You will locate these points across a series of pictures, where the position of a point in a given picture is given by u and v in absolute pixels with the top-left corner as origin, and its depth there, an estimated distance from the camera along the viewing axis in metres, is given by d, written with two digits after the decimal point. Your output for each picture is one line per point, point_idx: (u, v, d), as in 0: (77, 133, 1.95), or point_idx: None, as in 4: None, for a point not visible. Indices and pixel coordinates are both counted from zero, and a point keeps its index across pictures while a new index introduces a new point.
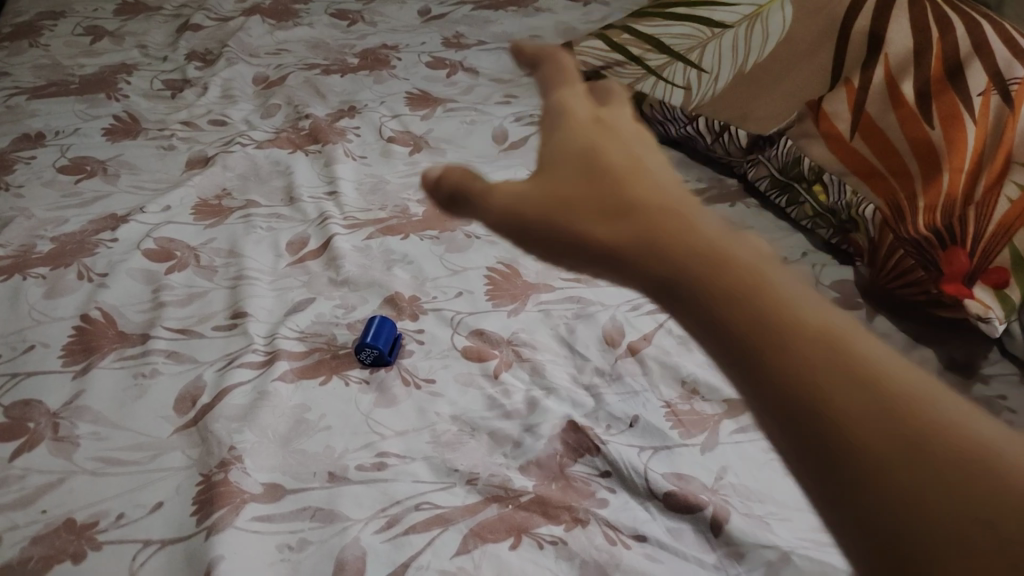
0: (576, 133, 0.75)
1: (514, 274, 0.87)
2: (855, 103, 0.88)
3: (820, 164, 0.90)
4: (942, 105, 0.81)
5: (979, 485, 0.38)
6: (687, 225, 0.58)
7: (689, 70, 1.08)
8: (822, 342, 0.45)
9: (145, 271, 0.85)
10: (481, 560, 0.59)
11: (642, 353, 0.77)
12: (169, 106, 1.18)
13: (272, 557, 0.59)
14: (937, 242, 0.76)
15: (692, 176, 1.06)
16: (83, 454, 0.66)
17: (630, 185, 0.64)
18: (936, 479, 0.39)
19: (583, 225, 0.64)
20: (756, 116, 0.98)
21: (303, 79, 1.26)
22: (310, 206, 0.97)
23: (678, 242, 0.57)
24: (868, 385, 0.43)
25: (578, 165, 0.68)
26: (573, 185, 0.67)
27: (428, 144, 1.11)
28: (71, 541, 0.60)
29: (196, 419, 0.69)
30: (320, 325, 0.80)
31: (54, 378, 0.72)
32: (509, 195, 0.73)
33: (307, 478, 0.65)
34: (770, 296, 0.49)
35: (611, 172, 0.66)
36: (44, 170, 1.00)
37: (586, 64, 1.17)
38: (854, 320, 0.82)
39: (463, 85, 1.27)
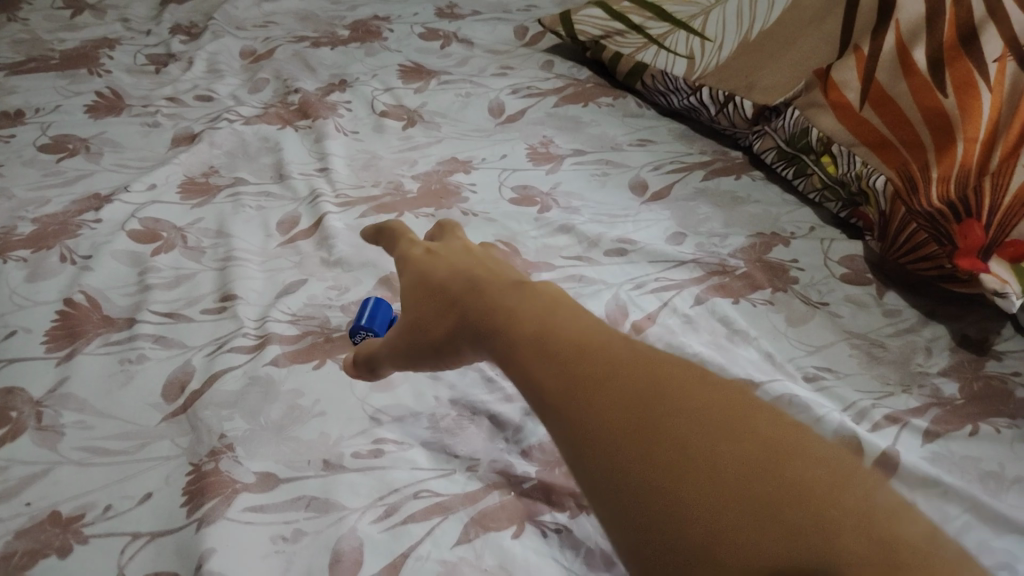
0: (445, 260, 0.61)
1: (513, 253, 0.84)
2: (865, 73, 0.84)
3: (828, 135, 0.87)
4: (957, 72, 0.76)
5: (840, 500, 0.32)
6: (538, 305, 0.49)
7: (692, 39, 1.07)
8: (646, 395, 0.40)
9: (131, 253, 0.82)
10: (483, 550, 0.57)
11: (647, 333, 0.75)
12: (154, 81, 1.14)
13: (265, 549, 0.56)
14: (951, 216, 0.72)
15: (696, 149, 1.03)
16: (68, 444, 0.63)
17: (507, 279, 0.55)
18: (785, 488, 0.33)
19: (433, 335, 0.56)
20: (760, 86, 0.96)
21: (292, 52, 1.22)
22: (301, 184, 0.93)
23: (504, 314, 0.50)
24: (649, 390, 0.40)
25: (438, 295, 0.57)
26: (464, 324, 0.53)
27: (422, 118, 1.08)
28: (56, 535, 0.57)
29: (185, 406, 0.67)
30: (313, 308, 0.77)
31: (37, 365, 0.69)
32: (371, 351, 0.64)
33: (302, 466, 0.62)
34: (610, 356, 0.43)
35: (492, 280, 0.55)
36: (24, 148, 0.96)
37: (586, 34, 1.17)
38: (864, 297, 0.80)
39: (457, 57, 1.23)
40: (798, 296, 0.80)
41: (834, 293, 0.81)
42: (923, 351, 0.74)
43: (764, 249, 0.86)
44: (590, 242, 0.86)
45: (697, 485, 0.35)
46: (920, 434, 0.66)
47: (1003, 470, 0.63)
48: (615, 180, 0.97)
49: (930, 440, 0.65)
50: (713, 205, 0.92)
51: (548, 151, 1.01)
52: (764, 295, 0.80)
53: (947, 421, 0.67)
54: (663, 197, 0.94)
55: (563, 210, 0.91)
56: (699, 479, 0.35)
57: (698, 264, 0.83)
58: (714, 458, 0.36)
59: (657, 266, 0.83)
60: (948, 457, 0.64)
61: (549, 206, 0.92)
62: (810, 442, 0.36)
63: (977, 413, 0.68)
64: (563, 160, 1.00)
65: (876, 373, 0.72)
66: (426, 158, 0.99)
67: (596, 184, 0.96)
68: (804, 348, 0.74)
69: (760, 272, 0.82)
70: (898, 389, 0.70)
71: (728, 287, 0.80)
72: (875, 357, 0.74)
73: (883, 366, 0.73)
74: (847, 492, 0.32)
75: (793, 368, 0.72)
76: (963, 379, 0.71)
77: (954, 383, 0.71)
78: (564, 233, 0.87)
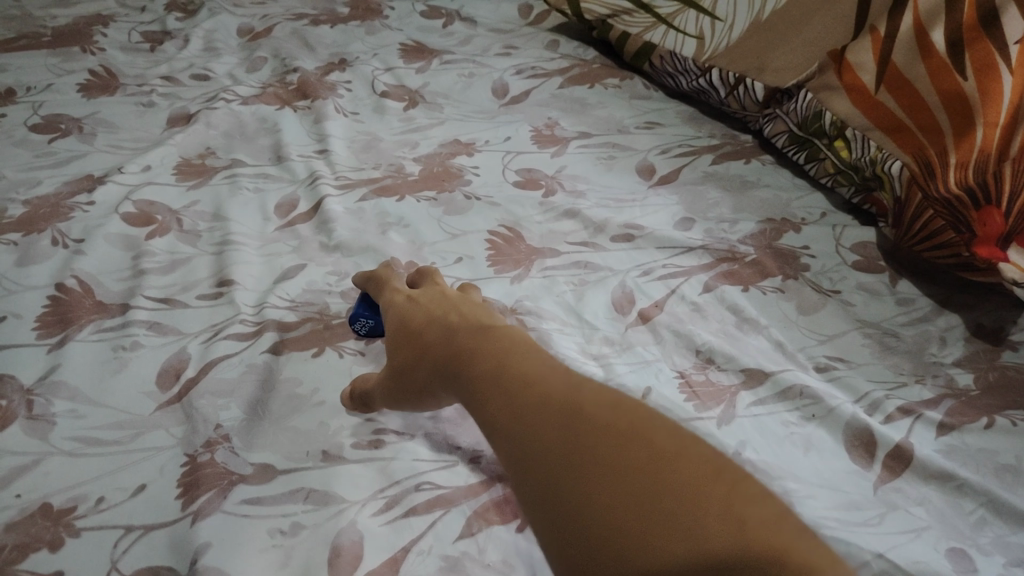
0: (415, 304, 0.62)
1: (517, 239, 0.82)
2: (881, 54, 0.82)
3: (842, 119, 0.85)
4: (977, 53, 0.73)
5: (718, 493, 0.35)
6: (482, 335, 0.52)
7: (702, 18, 1.04)
8: (556, 412, 0.43)
9: (125, 237, 0.80)
10: (486, 545, 0.56)
11: (654, 322, 0.73)
12: (149, 59, 1.11)
13: (263, 543, 0.55)
14: (970, 203, 0.70)
15: (705, 132, 1.01)
16: (60, 434, 0.62)
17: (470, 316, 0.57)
18: (666, 486, 0.36)
19: (403, 371, 0.58)
20: (772, 67, 0.93)
21: (291, 30, 1.19)
22: (300, 165, 0.91)
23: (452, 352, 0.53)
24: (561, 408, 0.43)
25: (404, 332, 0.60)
26: (431, 368, 0.54)
27: (424, 98, 1.05)
28: (47, 528, 0.55)
29: (180, 395, 0.65)
30: (312, 294, 0.75)
31: (28, 351, 0.68)
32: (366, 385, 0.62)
33: (300, 458, 0.61)
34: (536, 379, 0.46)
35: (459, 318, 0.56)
36: (15, 128, 0.94)
37: (593, 13, 1.14)
38: (876, 285, 0.78)
39: (459, 36, 1.20)
40: (809, 284, 0.78)
41: (846, 281, 0.79)
42: (937, 341, 0.72)
43: (774, 235, 0.83)
44: (597, 227, 0.84)
45: (594, 490, 0.38)
46: (934, 427, 0.64)
47: (1019, 463, 0.61)
48: (621, 164, 0.94)
49: (944, 433, 0.64)
50: (721, 190, 0.90)
51: (553, 134, 0.99)
52: (775, 283, 0.78)
53: (961, 413, 0.65)
54: (671, 181, 0.92)
55: (568, 194, 0.89)
56: (596, 483, 0.38)
57: (707, 250, 0.81)
58: (608, 461, 0.38)
59: (664, 252, 0.81)
60: (963, 450, 0.62)
61: (554, 190, 0.89)
62: (696, 443, 0.38)
63: (994, 405, 0.65)
64: (569, 143, 0.97)
65: (889, 363, 0.70)
66: (428, 140, 0.97)
67: (603, 167, 0.94)
68: (815, 337, 0.73)
69: (770, 259, 0.80)
70: (912, 380, 0.69)
71: (737, 274, 0.78)
72: (889, 347, 0.72)
73: (896, 356, 0.71)
74: (715, 488, 0.35)
75: (805, 358, 0.71)
76: (978, 370, 0.69)
77: (970, 374, 0.69)
78: (570, 218, 0.85)
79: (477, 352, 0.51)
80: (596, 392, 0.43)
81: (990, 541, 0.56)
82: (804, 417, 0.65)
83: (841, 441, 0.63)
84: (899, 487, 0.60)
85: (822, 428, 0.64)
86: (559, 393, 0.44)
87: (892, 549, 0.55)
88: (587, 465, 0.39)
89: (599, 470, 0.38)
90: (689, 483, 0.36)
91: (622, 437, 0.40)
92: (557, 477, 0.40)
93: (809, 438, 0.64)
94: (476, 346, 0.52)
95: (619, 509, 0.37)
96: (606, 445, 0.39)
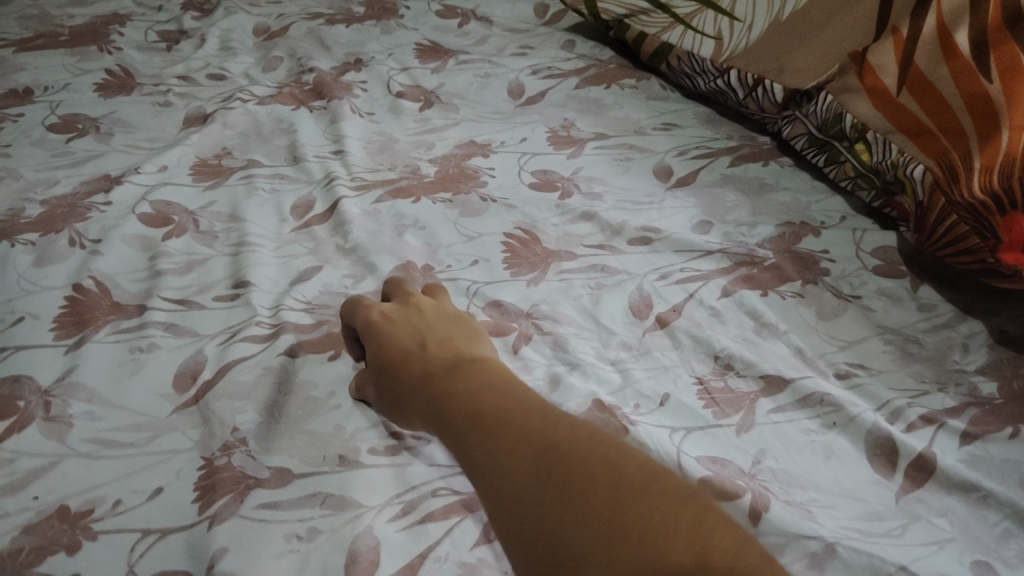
0: (395, 327, 0.64)
1: (533, 242, 0.82)
2: (903, 56, 0.81)
3: (863, 122, 0.84)
4: (1002, 54, 0.71)
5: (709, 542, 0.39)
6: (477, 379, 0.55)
7: (720, 18, 1.03)
8: (550, 462, 0.46)
9: (142, 238, 0.80)
10: (503, 552, 0.55)
11: (671, 326, 0.72)
12: (165, 58, 1.11)
13: (280, 547, 0.55)
14: (994, 208, 0.68)
15: (722, 134, 1.00)
16: (77, 436, 0.62)
17: (459, 348, 0.60)
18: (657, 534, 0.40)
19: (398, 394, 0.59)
20: (793, 68, 0.92)
21: (306, 29, 1.19)
22: (316, 166, 0.91)
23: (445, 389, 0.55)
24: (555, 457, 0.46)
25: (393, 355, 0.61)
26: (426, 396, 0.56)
27: (440, 99, 1.05)
28: (65, 531, 0.55)
29: (197, 397, 0.65)
30: (328, 296, 0.75)
31: (45, 352, 0.68)
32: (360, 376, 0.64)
33: (317, 462, 0.60)
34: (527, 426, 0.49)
35: (445, 353, 0.59)
36: (32, 128, 0.94)
37: (609, 13, 1.14)
38: (897, 291, 0.77)
39: (475, 35, 1.20)
40: (829, 289, 0.77)
41: (867, 287, 0.78)
42: (959, 348, 0.71)
43: (793, 238, 0.83)
44: (614, 230, 0.83)
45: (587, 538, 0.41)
46: (956, 436, 0.63)
47: None
48: (638, 166, 0.94)
49: (967, 442, 0.63)
50: (740, 193, 0.89)
51: (570, 135, 0.98)
52: (794, 288, 0.77)
53: (986, 422, 0.64)
54: (688, 183, 0.91)
55: (585, 196, 0.88)
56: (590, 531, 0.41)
57: (725, 254, 0.80)
58: (592, 509, 0.42)
59: (682, 256, 0.80)
60: (986, 461, 0.61)
61: (571, 192, 0.89)
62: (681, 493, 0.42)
63: (1018, 414, 0.65)
64: (585, 144, 0.97)
65: (911, 370, 0.69)
66: (444, 141, 0.97)
67: (619, 169, 0.93)
68: (836, 344, 0.72)
69: (790, 264, 0.79)
70: (934, 388, 0.68)
71: (756, 278, 0.77)
72: (910, 354, 0.71)
73: (918, 363, 0.70)
74: (704, 535, 0.39)
75: (825, 364, 0.70)
76: (1001, 378, 0.68)
77: (993, 383, 0.68)
78: (586, 221, 0.85)
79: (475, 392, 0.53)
80: (588, 443, 0.46)
81: (1015, 554, 0.55)
82: (824, 425, 0.64)
83: (862, 450, 0.62)
84: (921, 497, 0.59)
85: (843, 437, 0.64)
86: (554, 445, 0.47)
87: (913, 561, 0.54)
88: (585, 507, 0.42)
89: (583, 519, 0.42)
90: (677, 529, 0.40)
91: (599, 486, 0.43)
92: (545, 512, 0.44)
93: (829, 446, 0.63)
94: (464, 381, 0.55)
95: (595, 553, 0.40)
96: (589, 476, 0.44)
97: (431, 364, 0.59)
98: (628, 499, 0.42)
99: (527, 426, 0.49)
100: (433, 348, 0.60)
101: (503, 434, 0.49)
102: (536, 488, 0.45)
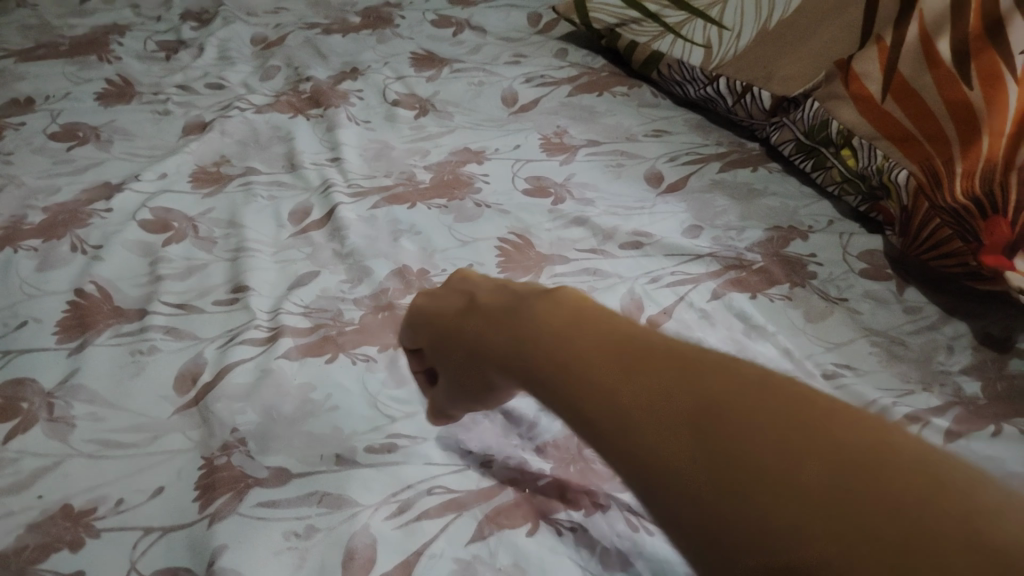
0: (437, 299, 0.61)
1: (527, 246, 0.83)
2: (887, 64, 0.83)
3: (849, 128, 0.86)
4: (983, 62, 0.74)
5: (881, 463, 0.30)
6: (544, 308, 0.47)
7: (709, 27, 1.05)
8: (647, 374, 0.38)
9: (142, 243, 0.82)
10: (497, 548, 0.56)
11: (662, 328, 0.74)
12: (164, 68, 1.13)
13: (278, 544, 0.56)
14: (976, 213, 0.70)
15: (712, 140, 1.02)
16: (80, 437, 0.63)
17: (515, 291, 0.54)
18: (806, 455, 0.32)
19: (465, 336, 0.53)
20: (779, 76, 0.94)
21: (303, 39, 1.21)
22: (313, 173, 0.93)
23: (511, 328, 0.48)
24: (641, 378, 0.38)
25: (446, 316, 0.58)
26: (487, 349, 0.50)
27: (435, 107, 1.07)
28: (68, 528, 0.57)
29: (198, 398, 0.66)
30: (325, 300, 0.76)
31: (49, 356, 0.69)
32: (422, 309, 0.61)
33: (315, 461, 0.62)
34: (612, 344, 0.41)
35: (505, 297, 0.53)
36: (34, 136, 0.96)
37: (601, 22, 1.16)
38: (884, 293, 0.79)
39: (469, 44, 1.21)
40: (816, 292, 0.78)
41: (853, 289, 0.79)
42: (945, 349, 0.73)
43: (781, 242, 0.84)
44: (605, 234, 0.85)
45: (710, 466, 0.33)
46: (942, 434, 0.64)
47: None
48: (630, 172, 0.95)
49: (953, 440, 0.63)
50: (729, 198, 0.91)
51: (562, 142, 1.00)
52: (782, 291, 0.78)
53: (969, 421, 0.65)
54: (679, 189, 0.93)
55: (577, 202, 0.90)
56: (716, 457, 0.33)
57: (714, 257, 0.82)
58: (716, 434, 0.34)
59: (672, 260, 0.82)
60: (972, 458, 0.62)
61: (563, 198, 0.90)
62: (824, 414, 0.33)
63: (1001, 413, 0.66)
64: (578, 151, 0.99)
65: (896, 370, 0.71)
66: (439, 148, 0.98)
67: (611, 175, 0.95)
68: (822, 344, 0.73)
69: (778, 267, 0.81)
70: (919, 388, 0.69)
71: (745, 281, 0.79)
72: (896, 355, 0.72)
73: (903, 364, 0.71)
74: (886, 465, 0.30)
75: (812, 364, 0.71)
76: (985, 379, 0.69)
77: (976, 383, 0.69)
78: (578, 226, 0.86)
79: (542, 323, 0.46)
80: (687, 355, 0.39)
81: None
82: None
83: None
84: None
85: None
86: (646, 359, 0.39)
87: None
88: (718, 434, 0.34)
89: (689, 453, 0.34)
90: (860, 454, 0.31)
91: (718, 405, 0.35)
92: (680, 435, 0.35)
93: None
94: (532, 314, 0.47)
95: (723, 483, 0.33)
96: (764, 412, 0.34)
97: (523, 306, 0.49)
98: (848, 443, 0.31)
99: (605, 349, 0.41)
100: (495, 296, 0.54)
101: (663, 391, 0.37)
102: (629, 405, 0.38)
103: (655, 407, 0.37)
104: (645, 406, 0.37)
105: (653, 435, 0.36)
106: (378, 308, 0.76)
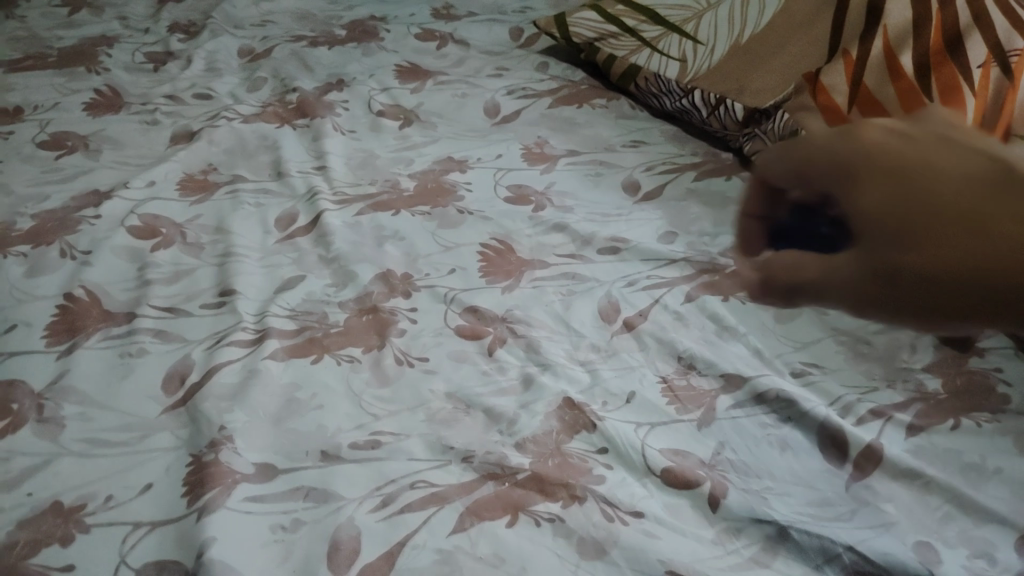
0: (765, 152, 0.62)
1: (508, 251, 0.86)
2: (851, 75, 0.87)
3: (816, 138, 0.87)
4: (941, 75, 0.79)
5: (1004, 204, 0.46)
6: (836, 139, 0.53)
7: (684, 42, 1.09)
8: (845, 173, 0.51)
9: (131, 249, 0.83)
10: (478, 539, 0.58)
11: (638, 330, 0.77)
12: (152, 79, 1.15)
13: (265, 538, 0.58)
14: None
15: (687, 150, 1.05)
16: (70, 436, 0.64)
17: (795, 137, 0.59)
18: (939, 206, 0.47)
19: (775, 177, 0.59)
20: (752, 88, 0.98)
21: (290, 51, 1.23)
22: (299, 181, 0.95)
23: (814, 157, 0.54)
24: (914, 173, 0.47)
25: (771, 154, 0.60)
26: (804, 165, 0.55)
27: (419, 117, 1.09)
28: (58, 524, 0.58)
29: (186, 398, 0.68)
30: (311, 304, 0.78)
31: (38, 358, 0.71)
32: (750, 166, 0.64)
33: (300, 457, 0.64)
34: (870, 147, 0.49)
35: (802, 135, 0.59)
36: (23, 145, 0.97)
37: (581, 36, 1.19)
38: None
39: (453, 57, 1.24)
40: None
41: None
42: (908, 347, 0.74)
43: None
44: (584, 240, 0.88)
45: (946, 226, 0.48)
46: (904, 429, 0.67)
47: (983, 461, 0.64)
48: (608, 180, 0.98)
49: (913, 434, 0.67)
50: (704, 205, 0.94)
51: (543, 152, 1.03)
52: None
53: (930, 414, 0.69)
54: (655, 197, 0.96)
55: (557, 209, 0.93)
56: (938, 208, 0.47)
57: (689, 262, 0.85)
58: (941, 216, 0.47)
59: (649, 264, 0.85)
60: (930, 451, 0.66)
61: (543, 206, 0.93)
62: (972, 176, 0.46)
63: (960, 408, 0.69)
64: (558, 160, 1.01)
65: (861, 369, 0.74)
66: (422, 157, 1.01)
67: (590, 184, 0.98)
68: (792, 344, 0.76)
69: None
70: (883, 384, 0.72)
71: (718, 285, 0.82)
72: (861, 354, 0.74)
73: (868, 362, 0.74)
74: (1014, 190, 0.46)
75: (781, 363, 0.74)
76: (945, 375, 0.72)
77: (938, 379, 0.72)
78: (558, 232, 0.89)
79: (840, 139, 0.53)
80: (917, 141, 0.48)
81: (955, 535, 0.60)
82: (780, 419, 0.68)
83: (815, 442, 0.66)
84: (870, 485, 0.63)
85: (798, 429, 0.67)
86: (897, 155, 0.48)
87: (861, 542, 0.59)
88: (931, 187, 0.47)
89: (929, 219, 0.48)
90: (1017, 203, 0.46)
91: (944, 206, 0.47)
92: (917, 241, 0.48)
93: (785, 438, 0.67)
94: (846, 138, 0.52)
95: (944, 225, 0.48)
96: (917, 191, 0.48)
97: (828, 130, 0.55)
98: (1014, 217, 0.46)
99: (877, 156, 0.49)
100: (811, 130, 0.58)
101: (967, 170, 0.46)
102: (915, 199, 0.48)
103: (942, 182, 0.46)
104: (944, 202, 0.47)
105: (935, 229, 0.48)
106: (363, 311, 0.78)
